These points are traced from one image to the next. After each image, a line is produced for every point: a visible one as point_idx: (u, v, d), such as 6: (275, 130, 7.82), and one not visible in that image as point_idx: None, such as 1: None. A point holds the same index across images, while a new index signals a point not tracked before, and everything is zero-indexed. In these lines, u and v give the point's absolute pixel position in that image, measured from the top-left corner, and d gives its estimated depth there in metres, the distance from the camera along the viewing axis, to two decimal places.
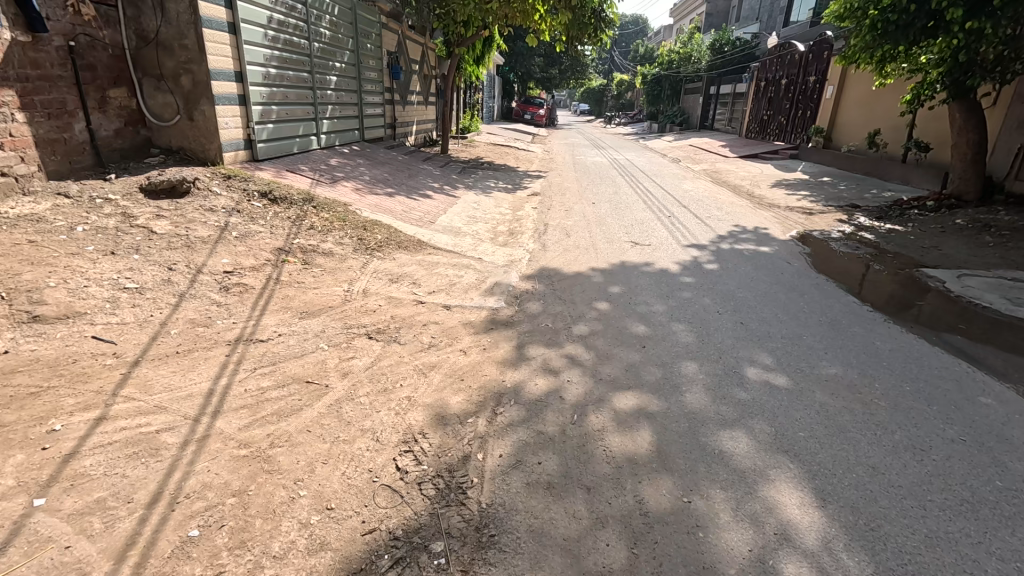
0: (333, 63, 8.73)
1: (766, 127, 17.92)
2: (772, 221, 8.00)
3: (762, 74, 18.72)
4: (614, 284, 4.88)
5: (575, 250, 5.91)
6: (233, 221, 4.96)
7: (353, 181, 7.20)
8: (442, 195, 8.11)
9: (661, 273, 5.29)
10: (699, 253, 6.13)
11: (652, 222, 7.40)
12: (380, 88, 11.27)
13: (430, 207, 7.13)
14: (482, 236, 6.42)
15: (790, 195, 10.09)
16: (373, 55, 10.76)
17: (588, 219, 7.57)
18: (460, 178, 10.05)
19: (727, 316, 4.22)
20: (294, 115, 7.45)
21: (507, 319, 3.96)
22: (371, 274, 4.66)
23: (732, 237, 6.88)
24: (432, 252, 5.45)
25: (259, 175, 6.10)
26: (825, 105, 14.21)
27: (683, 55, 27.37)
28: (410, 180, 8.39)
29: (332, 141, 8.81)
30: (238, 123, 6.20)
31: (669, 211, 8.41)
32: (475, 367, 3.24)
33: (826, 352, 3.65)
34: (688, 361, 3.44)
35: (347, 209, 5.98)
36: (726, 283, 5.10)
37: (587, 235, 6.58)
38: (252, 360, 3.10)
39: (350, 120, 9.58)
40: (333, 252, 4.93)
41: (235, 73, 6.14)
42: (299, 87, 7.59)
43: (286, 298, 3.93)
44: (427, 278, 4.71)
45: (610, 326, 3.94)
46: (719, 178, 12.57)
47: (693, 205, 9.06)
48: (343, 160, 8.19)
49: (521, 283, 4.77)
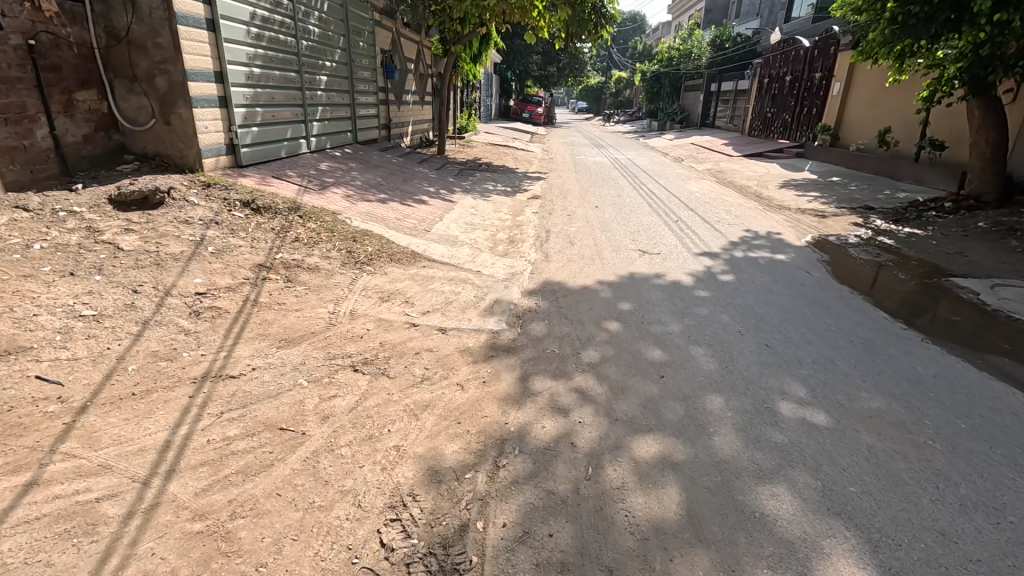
0: (323, 61, 8.34)
1: (770, 124, 17.54)
2: (785, 225, 7.62)
3: (765, 71, 18.35)
4: (624, 300, 4.50)
5: (580, 260, 5.53)
6: (211, 234, 4.58)
7: (344, 187, 6.82)
8: (438, 200, 7.73)
9: (673, 286, 4.91)
10: (712, 262, 5.75)
11: (659, 228, 7.03)
12: (374, 88, 10.88)
13: (426, 214, 6.75)
14: (481, 244, 6.04)
15: (800, 196, 9.72)
16: (366, 53, 10.36)
17: (592, 225, 7.20)
18: (458, 181, 9.67)
19: (750, 337, 3.85)
20: (281, 117, 7.06)
21: (509, 344, 3.59)
22: (359, 291, 4.28)
23: (745, 244, 6.51)
24: (428, 264, 5.08)
25: (242, 183, 5.71)
26: (832, 101, 13.83)
27: (683, 51, 26.98)
28: (404, 185, 8.01)
29: (323, 143, 8.43)
30: (219, 126, 5.82)
31: (676, 215, 8.04)
32: (473, 406, 2.86)
33: (864, 380, 3.28)
34: (713, 394, 3.07)
35: (337, 219, 5.60)
36: (744, 296, 4.72)
37: (592, 243, 6.21)
38: (220, 402, 2.72)
39: (342, 122, 9.19)
40: (318, 267, 4.55)
41: (216, 73, 5.74)
42: (286, 87, 7.20)
43: (264, 323, 3.55)
44: (422, 295, 4.33)
45: (623, 351, 3.56)
46: (725, 178, 12.19)
47: (700, 208, 8.69)
48: (334, 164, 7.80)
49: (523, 300, 4.39)
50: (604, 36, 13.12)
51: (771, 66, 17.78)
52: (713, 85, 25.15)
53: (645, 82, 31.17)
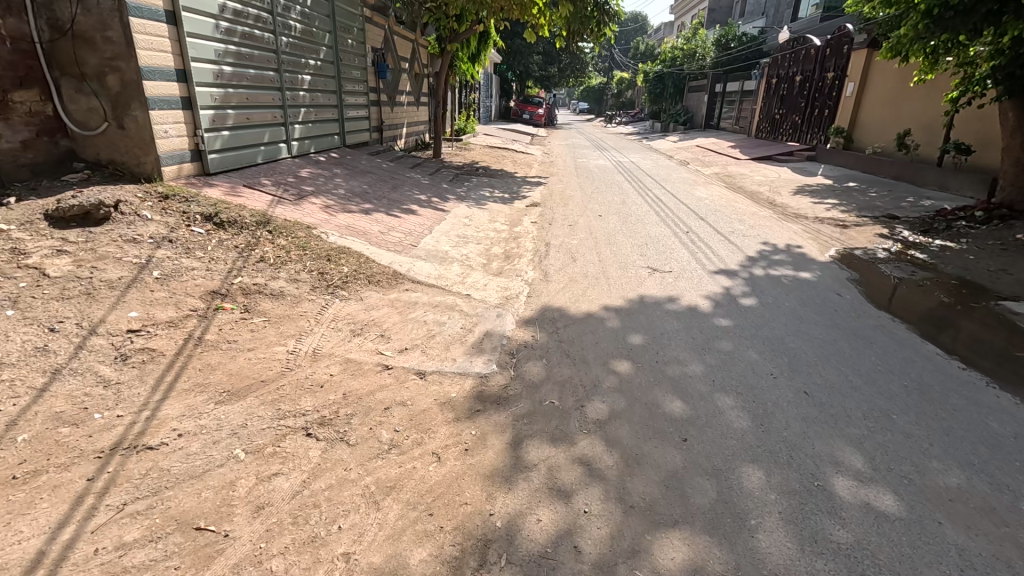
0: (306, 60, 7.77)
1: (779, 126, 16.93)
2: (805, 237, 7.02)
3: (773, 71, 17.76)
4: (633, 332, 3.91)
5: (583, 280, 4.95)
6: (161, 255, 4.00)
7: (325, 196, 6.24)
8: (428, 209, 7.15)
9: (689, 313, 4.32)
10: (730, 282, 5.16)
11: (668, 242, 6.45)
12: (365, 88, 10.31)
13: (414, 226, 6.17)
14: (473, 262, 5.46)
15: (816, 204, 9.12)
16: (356, 52, 9.79)
17: (595, 238, 6.61)
18: (452, 187, 9.08)
19: (786, 382, 3.25)
20: (256, 120, 6.49)
21: (499, 394, 3.00)
22: (328, 324, 3.69)
23: (764, 259, 5.93)
24: (411, 287, 4.49)
25: (206, 193, 5.14)
26: (845, 103, 13.25)
27: (688, 51, 26.39)
28: (393, 193, 7.43)
29: (306, 148, 7.86)
30: (182, 131, 5.25)
31: (686, 225, 7.45)
32: (451, 487, 2.27)
33: (932, 444, 2.68)
34: (751, 466, 2.47)
35: (311, 234, 5.03)
36: (772, 326, 4.13)
37: (595, 259, 5.63)
38: (126, 487, 2.12)
39: (328, 124, 8.62)
40: (284, 294, 3.97)
41: (178, 70, 5.17)
42: (263, 87, 6.64)
43: (205, 369, 2.96)
44: (401, 328, 3.74)
45: (635, 403, 2.97)
46: (734, 184, 11.59)
47: (711, 217, 8.09)
48: (316, 170, 7.22)
49: (517, 333, 3.80)
50: (607, 34, 12.54)
51: (779, 66, 17.18)
52: (718, 86, 24.54)
53: (648, 82, 30.56)
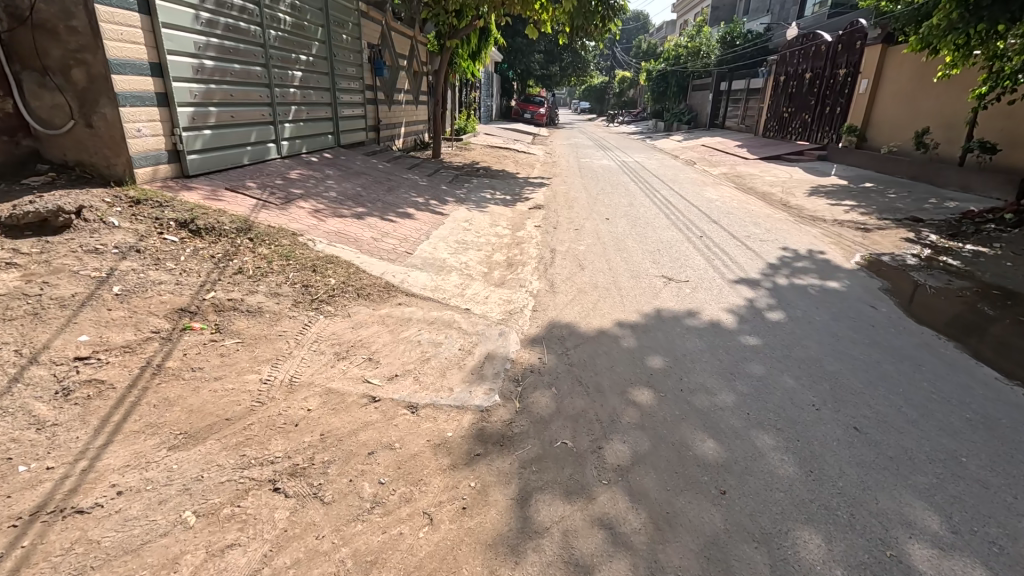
0: (297, 55, 7.36)
1: (787, 125, 16.49)
2: (826, 242, 6.60)
3: (781, 68, 17.33)
4: (652, 353, 3.49)
5: (593, 292, 4.54)
6: (125, 267, 3.59)
7: (314, 200, 5.83)
8: (426, 212, 6.75)
9: (712, 330, 3.90)
10: (752, 293, 4.74)
11: (682, 248, 6.03)
12: (360, 86, 9.91)
13: (410, 231, 5.76)
14: (473, 271, 5.04)
15: (833, 205, 8.68)
16: (351, 48, 9.39)
17: (603, 244, 6.19)
18: (451, 189, 8.66)
19: (831, 415, 2.83)
20: (242, 118, 6.09)
21: (503, 433, 2.59)
22: (308, 346, 3.28)
23: (786, 267, 5.51)
24: (405, 301, 4.07)
25: (183, 198, 4.73)
26: (858, 100, 12.83)
27: (692, 49, 25.86)
28: (388, 195, 7.02)
29: (297, 148, 7.45)
30: (158, 129, 4.85)
31: (700, 230, 7.02)
32: (445, 562, 1.86)
33: (1016, 496, 2.27)
34: (806, 529, 2.05)
35: (297, 241, 4.62)
36: (805, 344, 3.71)
37: (605, 267, 5.22)
38: (42, 568, 1.71)
39: (321, 123, 8.22)
40: (262, 311, 3.56)
41: (152, 64, 4.76)
42: (249, 84, 6.23)
43: (161, 405, 2.54)
44: (391, 350, 3.32)
45: (661, 443, 2.56)
46: (744, 185, 11.17)
47: (725, 221, 7.66)
48: (307, 172, 6.80)
49: (522, 355, 3.38)
50: (612, 30, 12.12)
51: (787, 63, 16.72)
52: (723, 84, 24.06)
53: (651, 81, 30.09)
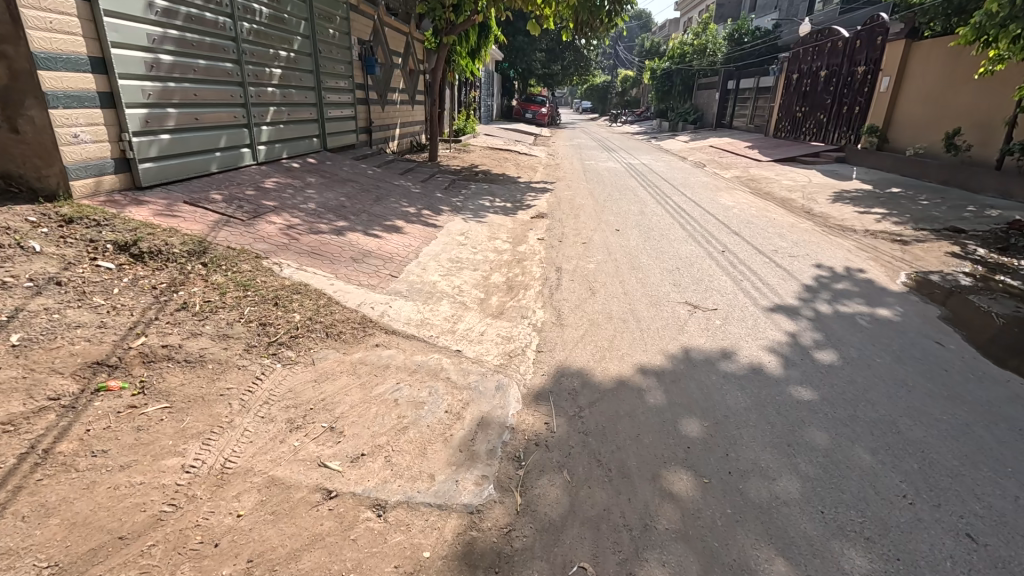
0: (275, 50, 6.71)
1: (801, 125, 15.77)
2: (863, 258, 5.91)
3: (792, 66, 16.62)
4: (686, 414, 2.81)
5: (607, 326, 3.87)
6: (36, 306, 2.92)
7: (288, 213, 5.16)
8: (416, 225, 6.08)
9: (754, 379, 3.21)
10: (793, 324, 4.06)
11: (704, 267, 5.35)
12: (350, 84, 9.25)
13: (396, 249, 5.08)
14: (467, 297, 4.36)
15: (862, 214, 7.98)
16: (339, 44, 8.72)
17: (615, 261, 5.50)
18: (446, 197, 7.98)
19: (932, 514, 2.16)
20: (208, 120, 5.42)
21: (499, 554, 1.90)
22: (255, 411, 2.61)
23: (825, 289, 4.83)
24: (383, 342, 3.39)
25: (129, 214, 4.05)
26: (879, 99, 12.15)
27: (698, 46, 24.98)
28: (375, 205, 6.34)
29: (276, 153, 6.78)
30: (100, 134, 4.18)
31: (721, 244, 6.34)
32: None
33: None
34: None
35: (260, 266, 3.94)
36: (872, 399, 3.01)
37: (619, 292, 4.55)
38: None
39: (305, 125, 7.55)
40: (204, 360, 2.89)
41: (93, 58, 4.10)
42: (217, 82, 5.57)
43: (33, 516, 1.86)
44: (359, 415, 2.64)
45: (716, 567, 1.88)
46: (760, 190, 10.48)
47: (746, 232, 6.97)
48: (284, 180, 6.13)
49: (524, 420, 2.70)
50: (619, 25, 11.42)
51: (800, 60, 15.98)
52: (730, 83, 23.24)
53: (655, 80, 29.28)
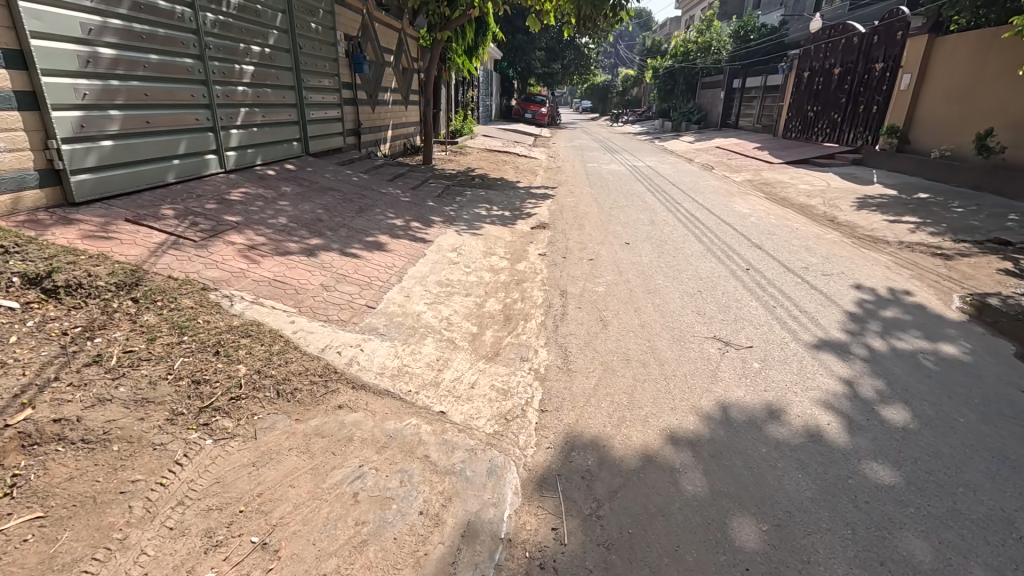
0: (247, 45, 6.05)
1: (812, 125, 15.10)
2: (905, 277, 5.25)
3: (802, 63, 15.96)
4: (737, 511, 2.14)
5: (624, 372, 3.22)
6: None
7: (252, 230, 4.50)
8: (402, 240, 5.42)
9: (816, 450, 2.53)
10: (846, 367, 3.39)
11: (728, 291, 4.69)
12: (337, 84, 8.59)
13: (375, 272, 4.41)
14: (456, 332, 3.69)
15: (893, 223, 7.32)
16: (324, 40, 8.06)
17: (627, 282, 4.85)
18: (438, 206, 7.30)
19: None
20: (163, 123, 4.75)
21: None
22: (164, 519, 1.94)
23: (872, 318, 4.17)
24: (348, 402, 2.72)
25: (49, 237, 3.39)
26: (899, 98, 11.50)
27: (702, 44, 24.32)
28: (357, 218, 5.68)
29: (249, 159, 6.12)
30: (17, 142, 3.52)
31: (744, 260, 5.67)
32: None
33: None
34: None
35: (207, 300, 3.28)
36: (974, 482, 2.34)
37: (634, 325, 3.89)
38: None
39: (283, 128, 6.89)
40: (106, 440, 2.21)
41: (6, 51, 3.43)
42: (174, 80, 4.91)
43: None
44: (303, 522, 1.98)
45: None
46: (776, 196, 9.83)
47: (770, 245, 6.30)
48: (254, 191, 5.47)
49: (524, 525, 2.04)
50: (623, 20, 10.76)
51: (811, 58, 15.30)
52: (735, 82, 22.57)
53: (656, 79, 28.61)
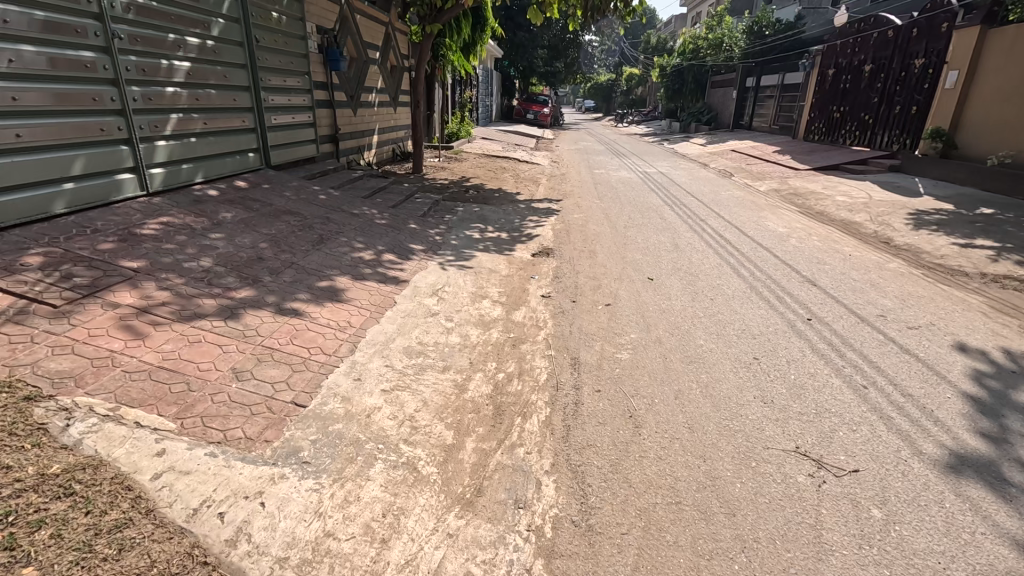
0: (179, 35, 4.89)
1: (839, 127, 13.88)
2: (1015, 330, 4.07)
3: (827, 60, 14.73)
4: None
5: (677, 535, 2.07)
6: None
7: (154, 280, 3.34)
8: (368, 283, 4.26)
9: None
10: (1017, 516, 2.20)
11: (795, 359, 3.52)
12: (308, 84, 7.43)
13: (320, 341, 3.24)
14: (420, 446, 2.52)
15: (964, 248, 6.13)
16: (290, 32, 6.90)
17: (659, 345, 3.68)
18: (421, 229, 6.13)
19: None
20: (39, 136, 3.62)
21: None
22: None
23: (1009, 410, 2.97)
24: None
25: None
26: (944, 98, 10.30)
27: (714, 40, 23.10)
28: (313, 252, 4.52)
29: (182, 178, 4.97)
30: None
31: (800, 305, 4.49)
32: None
33: None
34: None
35: (24, 421, 2.08)
36: None
37: (681, 429, 2.73)
38: None
39: (233, 137, 5.73)
40: None
41: None
42: (63, 79, 3.78)
43: None
44: None
45: None
46: (810, 210, 8.65)
47: (826, 281, 5.12)
48: (180, 220, 4.30)
49: None
50: (637, 11, 9.58)
51: (837, 54, 14.07)
52: (749, 80, 21.52)
53: (664, 78, 27.45)
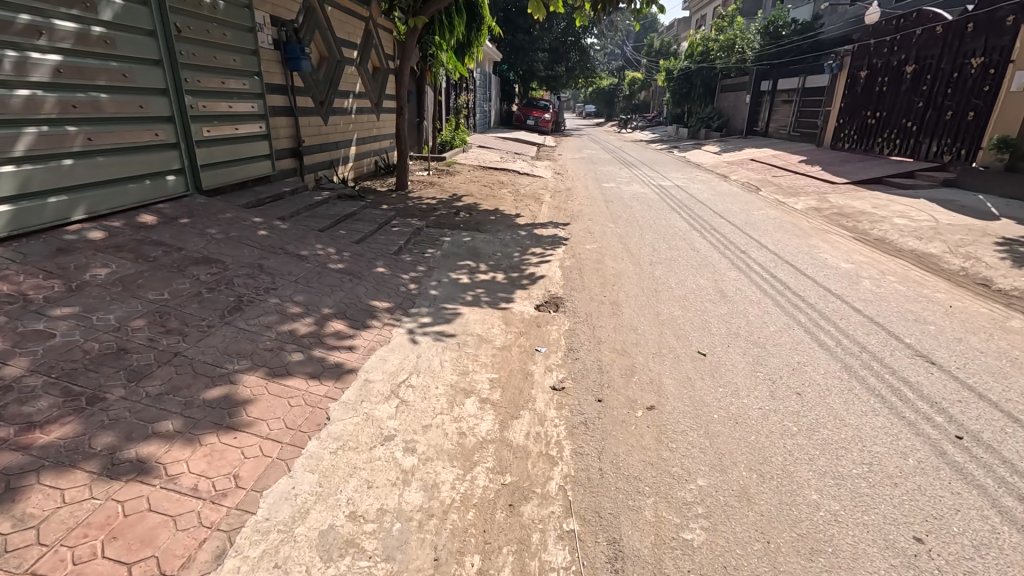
0: (40, 16, 3.51)
1: (875, 135, 12.48)
2: None
3: (859, 61, 13.36)
4: None
5: None
6: None
7: None
8: (291, 381, 2.83)
9: None
10: None
11: (986, 544, 2.08)
12: (258, 87, 6.02)
13: (162, 539, 1.80)
14: None
15: None
16: (232, 22, 5.50)
17: (750, 508, 2.25)
18: (390, 274, 4.70)
19: None
20: None
21: None
22: None
23: None
24: None
25: None
26: (1010, 102, 8.93)
27: (724, 41, 21.63)
28: (218, 329, 3.09)
29: (47, 216, 3.57)
30: None
31: (933, 407, 3.05)
32: None
33: None
34: None
35: None
36: None
37: None
38: None
39: (138, 157, 4.31)
40: None
41: None
42: None
43: None
44: None
45: None
46: (867, 236, 7.24)
47: (945, 356, 3.70)
48: (12, 287, 2.88)
49: None
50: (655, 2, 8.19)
51: (871, 54, 12.72)
52: (765, 83, 20.25)
53: (671, 82, 26.19)
